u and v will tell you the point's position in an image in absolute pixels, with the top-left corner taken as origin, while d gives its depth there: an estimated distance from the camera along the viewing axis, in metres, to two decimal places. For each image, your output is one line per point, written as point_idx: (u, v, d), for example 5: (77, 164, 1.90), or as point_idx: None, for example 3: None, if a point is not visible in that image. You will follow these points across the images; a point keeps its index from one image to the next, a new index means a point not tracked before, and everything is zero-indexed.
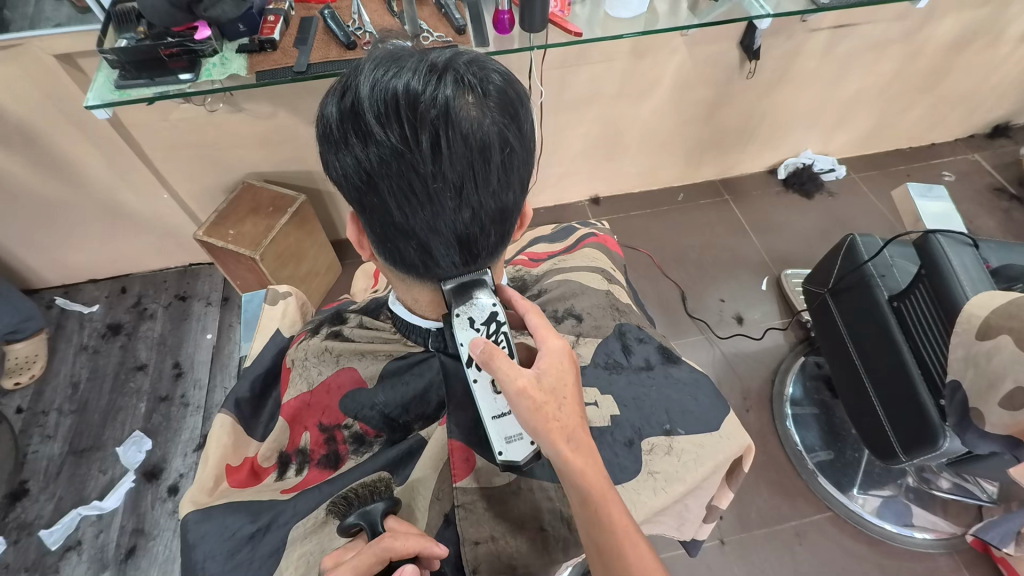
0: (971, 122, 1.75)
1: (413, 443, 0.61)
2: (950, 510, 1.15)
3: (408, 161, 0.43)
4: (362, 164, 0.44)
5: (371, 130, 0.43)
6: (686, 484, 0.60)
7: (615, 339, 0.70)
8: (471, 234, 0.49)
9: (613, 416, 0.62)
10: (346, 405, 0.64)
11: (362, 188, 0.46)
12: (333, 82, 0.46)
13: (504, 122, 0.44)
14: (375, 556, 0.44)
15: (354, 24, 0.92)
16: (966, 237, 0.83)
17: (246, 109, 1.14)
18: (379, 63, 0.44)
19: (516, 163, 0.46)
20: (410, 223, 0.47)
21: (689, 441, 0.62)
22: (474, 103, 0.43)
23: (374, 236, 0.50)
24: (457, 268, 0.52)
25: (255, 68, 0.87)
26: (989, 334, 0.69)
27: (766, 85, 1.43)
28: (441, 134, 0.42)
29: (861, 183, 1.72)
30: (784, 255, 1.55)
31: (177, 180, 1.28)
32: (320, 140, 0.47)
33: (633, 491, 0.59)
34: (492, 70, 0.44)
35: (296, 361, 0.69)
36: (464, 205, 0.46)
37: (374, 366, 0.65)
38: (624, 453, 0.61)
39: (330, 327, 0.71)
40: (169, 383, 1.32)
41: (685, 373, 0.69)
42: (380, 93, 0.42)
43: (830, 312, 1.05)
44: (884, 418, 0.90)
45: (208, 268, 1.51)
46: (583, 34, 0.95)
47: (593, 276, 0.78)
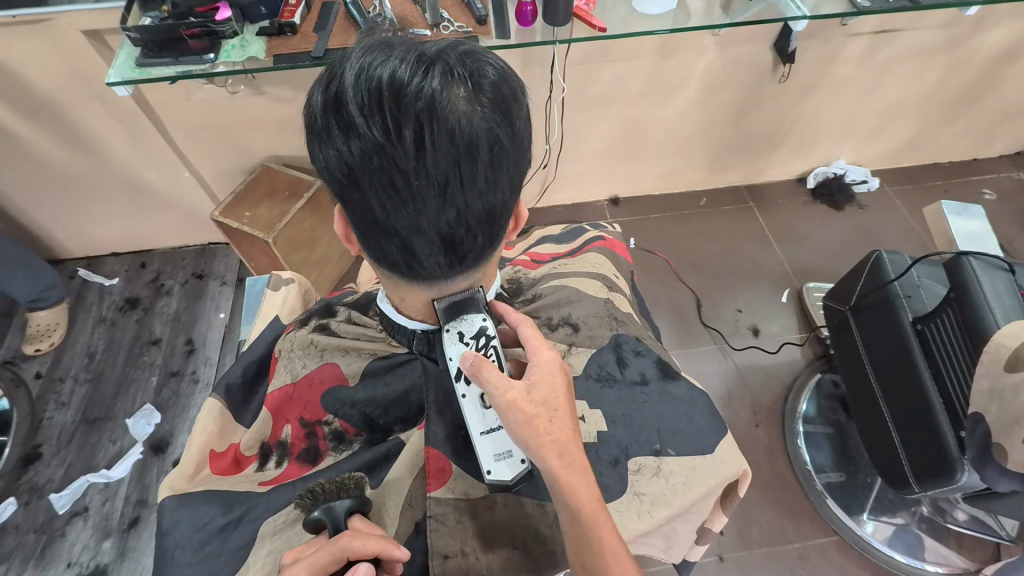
0: (1017, 138, 1.66)
1: (390, 445, 0.60)
2: (964, 544, 1.10)
3: (390, 157, 0.42)
4: (344, 157, 0.43)
5: (353, 121, 0.41)
6: (672, 509, 0.58)
7: (609, 350, 0.68)
8: (456, 235, 0.47)
9: (599, 432, 0.61)
10: (327, 401, 0.63)
11: (345, 182, 0.45)
12: (322, 70, 0.45)
13: (493, 118, 0.42)
14: (332, 555, 0.44)
15: (374, 10, 0.91)
16: (1000, 261, 0.78)
17: (267, 93, 1.14)
18: (367, 52, 0.42)
19: (505, 163, 0.44)
20: (392, 220, 0.46)
21: (679, 463, 0.60)
22: (461, 97, 0.41)
23: (359, 231, 0.49)
24: (442, 268, 0.51)
25: (273, 52, 0.87)
26: (1018, 367, 0.65)
27: (799, 91, 1.37)
28: (425, 129, 0.41)
29: (894, 197, 1.65)
30: (807, 267, 1.50)
31: (197, 160, 1.29)
32: (306, 130, 0.46)
33: (616, 512, 0.57)
34: (485, 63, 0.42)
35: (282, 352, 0.69)
36: (448, 204, 0.45)
37: (357, 364, 0.64)
38: (609, 471, 0.59)
39: (318, 320, 0.70)
40: (180, 359, 1.35)
41: (683, 391, 0.66)
42: (365, 84, 0.41)
43: (850, 331, 1.00)
44: (898, 447, 0.86)
45: (225, 248, 1.53)
46: (608, 29, 0.92)
47: (594, 283, 0.76)
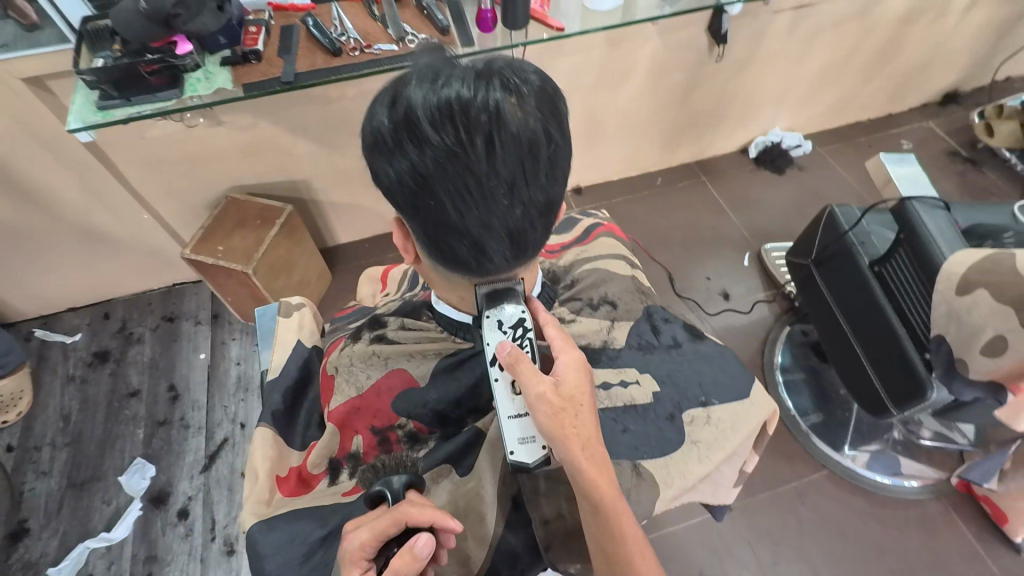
0: (923, 92, 1.85)
1: (470, 435, 0.64)
2: (934, 457, 1.23)
3: (465, 164, 0.45)
4: (418, 169, 0.46)
5: (426, 136, 0.44)
6: (727, 451, 0.64)
7: (644, 321, 0.73)
8: (522, 230, 0.51)
9: (654, 394, 0.67)
10: (398, 406, 0.65)
11: (415, 192, 0.48)
12: (378, 93, 0.47)
13: (550, 121, 0.46)
14: (391, 519, 0.50)
15: (337, 29, 0.92)
16: (938, 201, 0.89)
17: (225, 122, 1.12)
18: (426, 71, 0.45)
19: (561, 159, 0.49)
20: (464, 222, 0.49)
21: (724, 411, 0.67)
22: (520, 104, 0.45)
23: (425, 239, 0.52)
24: (508, 263, 0.54)
25: (241, 81, 0.86)
26: (969, 290, 0.75)
27: (735, 67, 1.48)
28: (494, 135, 0.44)
29: (827, 156, 1.79)
30: (763, 231, 1.61)
31: (156, 200, 1.24)
32: (367, 149, 0.48)
33: (680, 460, 0.63)
34: (532, 72, 0.46)
35: (339, 369, 0.69)
36: (516, 202, 0.48)
37: (423, 365, 0.67)
38: (666, 426, 0.65)
39: (371, 332, 0.71)
40: (165, 406, 1.30)
41: (710, 347, 0.73)
42: (433, 100, 0.44)
43: (816, 282, 1.10)
44: (875, 378, 0.95)
45: (194, 285, 1.48)
46: (565, 28, 0.97)
47: (619, 263, 0.80)
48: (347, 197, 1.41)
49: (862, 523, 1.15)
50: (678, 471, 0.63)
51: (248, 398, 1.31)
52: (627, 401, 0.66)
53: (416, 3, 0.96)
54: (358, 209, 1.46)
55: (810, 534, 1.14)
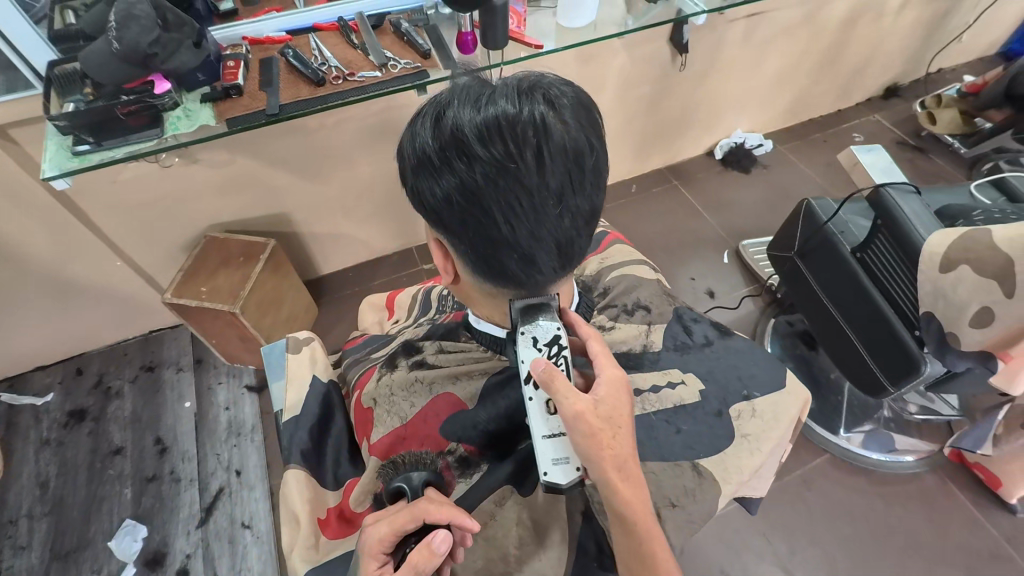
0: (868, 87, 1.97)
1: (527, 453, 0.63)
2: (925, 430, 1.28)
3: (514, 177, 0.47)
4: (468, 185, 0.47)
5: (476, 152, 0.46)
6: (774, 440, 0.66)
7: (676, 322, 0.74)
8: (568, 239, 0.53)
9: (699, 391, 0.67)
10: (446, 430, 0.63)
11: (464, 209, 0.49)
12: (420, 116, 0.49)
13: (590, 131, 0.49)
14: (410, 515, 0.51)
15: (317, 60, 0.92)
16: (909, 186, 0.94)
17: (201, 160, 1.09)
18: (468, 92, 0.48)
19: (602, 167, 0.51)
20: (514, 235, 0.50)
21: (766, 401, 0.68)
22: (563, 117, 0.47)
23: (473, 256, 0.53)
24: (555, 273, 0.56)
25: (224, 116, 0.84)
26: (951, 267, 0.79)
27: (697, 74, 1.54)
28: (542, 147, 0.47)
29: (788, 153, 1.88)
30: (738, 228, 1.67)
31: (130, 246, 1.19)
32: (413, 171, 0.50)
33: (733, 455, 0.64)
34: (568, 87, 0.49)
35: (379, 400, 0.67)
36: (564, 212, 0.50)
37: (470, 387, 0.66)
38: (715, 422, 0.66)
39: (408, 359, 0.70)
40: (153, 461, 1.23)
41: (740, 342, 0.74)
42: (480, 118, 0.46)
43: (802, 273, 1.14)
44: (869, 359, 0.99)
45: (174, 331, 1.42)
46: (543, 45, 0.99)
47: (644, 267, 0.82)
48: (329, 227, 1.39)
49: (868, 502, 1.19)
50: (733, 466, 0.64)
51: (242, 443, 1.26)
52: (676, 402, 0.67)
53: (395, 30, 0.97)
54: (341, 239, 1.44)
55: (820, 518, 1.17)
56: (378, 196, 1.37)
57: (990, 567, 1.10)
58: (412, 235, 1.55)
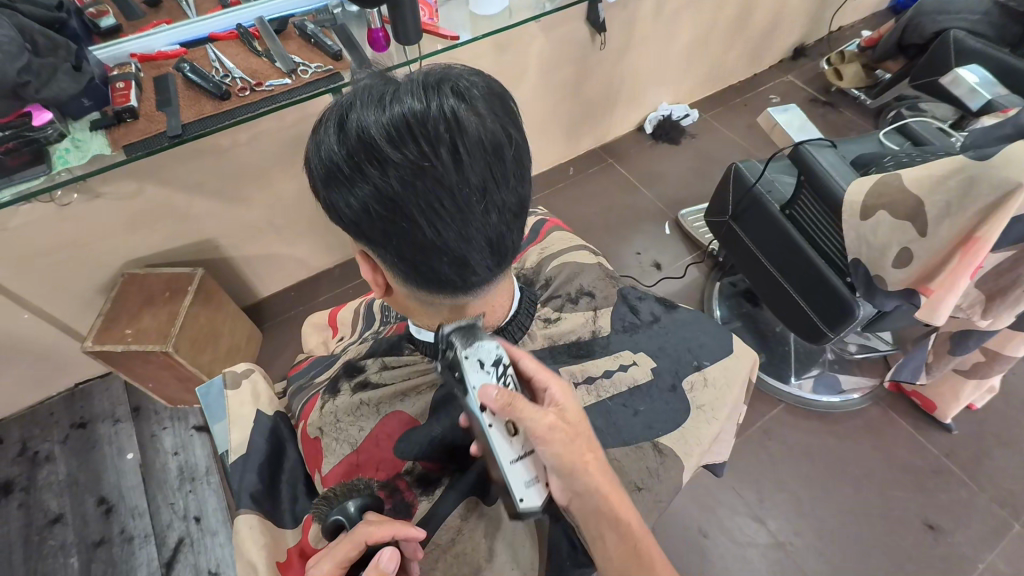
0: (776, 51, 2.06)
1: (488, 459, 0.62)
2: (864, 367, 1.37)
3: (432, 177, 0.45)
4: (383, 190, 0.45)
5: (387, 155, 0.44)
6: (728, 406, 0.68)
7: (622, 303, 0.74)
8: (499, 235, 0.51)
9: (652, 369, 0.68)
10: (402, 449, 0.62)
11: (384, 216, 0.47)
12: (324, 123, 0.46)
13: (506, 122, 0.47)
14: (352, 543, 0.49)
15: (218, 72, 0.86)
16: (825, 140, 0.99)
17: (105, 193, 1.00)
18: (371, 92, 0.45)
19: (523, 158, 0.50)
20: (442, 238, 0.48)
21: (716, 368, 0.70)
22: (475, 109, 0.45)
23: (402, 264, 0.51)
24: (490, 272, 0.54)
25: (119, 143, 0.77)
26: (870, 214, 0.83)
27: (616, 53, 1.56)
28: (457, 143, 0.45)
29: (712, 121, 1.94)
30: (675, 199, 1.71)
31: (37, 296, 1.08)
32: (324, 182, 0.47)
33: (690, 429, 0.66)
34: (478, 78, 0.47)
35: (324, 429, 0.65)
36: (490, 207, 0.49)
37: (420, 402, 0.64)
38: (670, 396, 0.67)
39: (351, 381, 0.68)
40: (99, 524, 1.13)
41: (686, 313, 0.75)
42: (387, 118, 0.44)
43: (738, 235, 1.18)
44: (808, 309, 1.03)
45: (103, 380, 1.32)
46: (459, 37, 0.97)
47: (583, 253, 0.81)
48: (262, 248, 1.32)
49: (824, 443, 1.25)
50: (692, 438, 0.65)
51: (197, 488, 1.18)
52: (631, 383, 0.67)
53: (300, 34, 0.92)
54: (276, 258, 1.37)
55: (783, 465, 1.22)
56: (309, 209, 1.31)
57: (934, 483, 1.19)
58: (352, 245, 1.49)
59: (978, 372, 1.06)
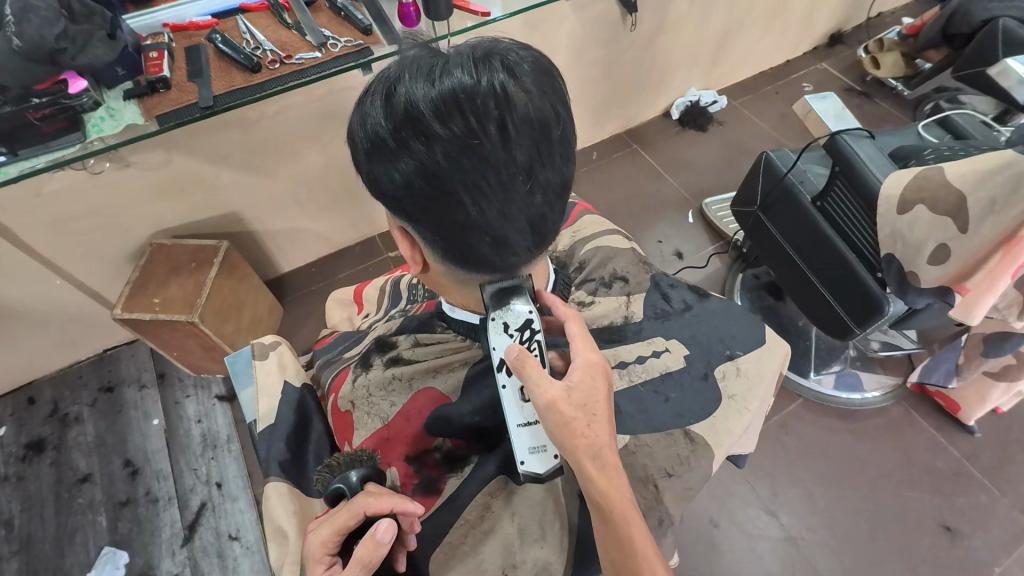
0: (812, 37, 1.99)
1: None
2: (887, 365, 1.34)
3: (478, 154, 0.45)
4: (429, 168, 0.45)
5: (435, 131, 0.44)
6: (759, 397, 0.67)
7: (654, 290, 0.74)
8: (541, 216, 0.52)
9: (684, 357, 0.68)
10: (431, 426, 0.63)
11: (427, 193, 0.47)
12: (368, 95, 0.46)
13: (555, 99, 0.47)
14: (350, 513, 0.51)
15: (249, 44, 0.85)
16: (863, 131, 0.96)
17: (136, 162, 1.01)
18: (418, 64, 0.44)
19: (569, 136, 0.50)
20: (485, 217, 0.49)
21: (749, 360, 0.69)
22: (525, 85, 0.45)
23: (443, 242, 0.52)
24: (528, 252, 0.55)
25: (152, 113, 0.77)
26: (908, 208, 0.81)
27: (647, 35, 1.52)
28: (506, 121, 0.44)
29: (741, 109, 1.89)
30: (701, 187, 1.68)
31: (69, 262, 1.11)
32: (368, 156, 0.47)
33: (723, 418, 0.65)
34: (527, 51, 0.46)
35: (357, 402, 0.66)
36: (535, 187, 0.49)
37: (453, 379, 0.65)
38: (702, 385, 0.66)
39: (383, 356, 0.70)
40: (125, 484, 1.17)
41: (718, 302, 0.74)
42: (435, 92, 0.43)
43: (765, 226, 1.15)
44: (834, 304, 1.02)
45: (130, 347, 1.35)
46: (490, 13, 0.94)
47: (617, 237, 0.81)
48: (285, 223, 1.33)
49: (841, 440, 1.24)
50: (723, 428, 0.64)
51: (218, 456, 1.22)
52: (662, 370, 0.67)
53: (330, 7, 0.90)
54: (298, 233, 1.38)
55: (799, 460, 1.22)
56: (332, 185, 1.32)
57: (953, 485, 1.17)
58: (373, 222, 1.50)
59: (1008, 376, 1.03)
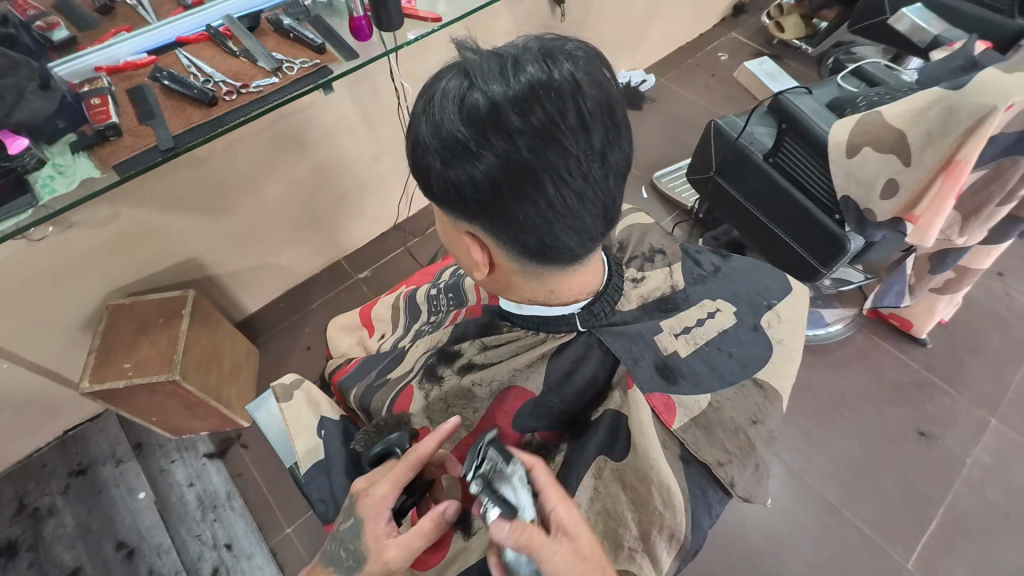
0: (720, 8, 2.12)
1: (611, 422, 0.64)
2: (844, 299, 1.45)
3: (560, 145, 0.48)
4: (514, 161, 0.47)
5: (518, 125, 0.46)
6: (801, 340, 0.73)
7: (688, 258, 0.77)
8: (611, 199, 0.55)
9: (735, 313, 0.71)
10: (520, 425, 0.66)
11: (511, 187, 0.49)
12: (440, 102, 0.48)
13: (614, 86, 0.51)
14: (408, 465, 0.57)
15: (198, 77, 0.81)
16: (801, 88, 1.04)
17: (80, 221, 0.93)
18: (489, 66, 0.47)
19: (626, 120, 0.53)
20: (567, 205, 0.51)
21: (785, 307, 0.74)
22: (590, 74, 0.48)
23: (525, 238, 0.53)
24: (600, 237, 0.57)
25: (109, 163, 0.71)
26: (856, 151, 0.89)
27: (577, 23, 1.56)
28: (581, 108, 0.48)
29: (669, 84, 1.99)
30: (648, 163, 1.75)
31: (16, 341, 1.01)
32: (447, 160, 0.49)
33: (779, 362, 0.69)
34: (581, 46, 0.50)
35: (435, 415, 0.71)
36: (607, 170, 0.52)
37: (536, 376, 0.66)
38: (755, 336, 0.70)
39: (451, 366, 0.73)
40: (123, 568, 1.08)
41: (744, 261, 0.79)
42: (513, 89, 0.46)
43: (725, 188, 1.22)
44: (801, 250, 1.10)
45: (96, 421, 1.24)
46: (440, 18, 0.94)
47: (641, 216, 0.85)
48: (249, 261, 1.27)
49: (818, 374, 1.35)
50: (782, 372, 0.69)
51: (222, 515, 1.14)
52: (720, 329, 0.69)
53: (277, 29, 0.87)
54: (263, 269, 1.32)
55: (785, 398, 1.31)
56: (293, 213, 1.27)
57: (920, 394, 1.30)
58: (338, 246, 1.46)
59: (949, 289, 1.16)
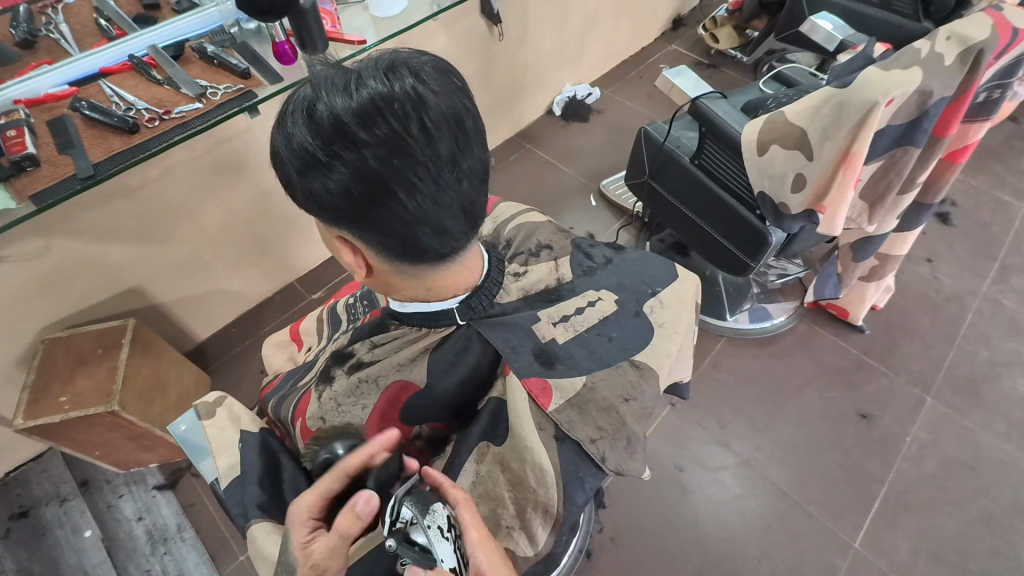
0: (658, 23, 2.21)
1: (492, 408, 0.67)
2: (786, 292, 1.50)
3: (407, 154, 0.51)
4: (362, 170, 0.50)
5: (362, 137, 0.49)
6: (685, 324, 0.75)
7: (576, 251, 0.80)
8: (470, 201, 0.58)
9: (616, 301, 0.73)
10: (408, 418, 0.69)
11: (364, 195, 0.52)
12: (291, 117, 0.51)
13: (461, 95, 0.53)
14: (336, 477, 0.58)
15: (121, 106, 0.82)
16: (716, 93, 1.10)
17: (9, 255, 0.92)
18: (334, 82, 0.50)
19: (481, 126, 0.56)
20: (422, 209, 0.54)
21: (670, 294, 0.76)
22: (433, 86, 0.51)
23: (387, 241, 0.56)
24: (467, 236, 0.60)
25: (25, 193, 0.72)
26: (766, 149, 0.94)
27: (515, 41, 1.62)
28: (423, 118, 0.50)
29: (614, 95, 2.06)
30: (595, 172, 1.81)
31: None
32: (302, 171, 0.52)
33: (659, 344, 0.72)
34: (428, 59, 0.53)
35: (327, 414, 0.73)
36: (461, 174, 0.55)
37: (417, 370, 0.70)
38: (636, 321, 0.72)
39: (346, 367, 0.75)
40: None
41: (632, 252, 0.82)
42: (355, 103, 0.49)
43: (658, 191, 1.27)
44: (729, 246, 1.15)
45: (39, 461, 1.21)
46: (365, 41, 0.97)
47: (536, 214, 0.87)
48: (193, 287, 1.26)
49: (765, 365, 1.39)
50: (662, 353, 0.71)
51: (172, 548, 1.12)
52: (600, 316, 0.71)
53: (201, 57, 0.89)
54: (210, 296, 1.31)
55: (733, 391, 1.35)
56: (237, 238, 1.27)
57: (859, 378, 1.35)
58: (288, 268, 1.46)
59: (876, 275, 1.23)
